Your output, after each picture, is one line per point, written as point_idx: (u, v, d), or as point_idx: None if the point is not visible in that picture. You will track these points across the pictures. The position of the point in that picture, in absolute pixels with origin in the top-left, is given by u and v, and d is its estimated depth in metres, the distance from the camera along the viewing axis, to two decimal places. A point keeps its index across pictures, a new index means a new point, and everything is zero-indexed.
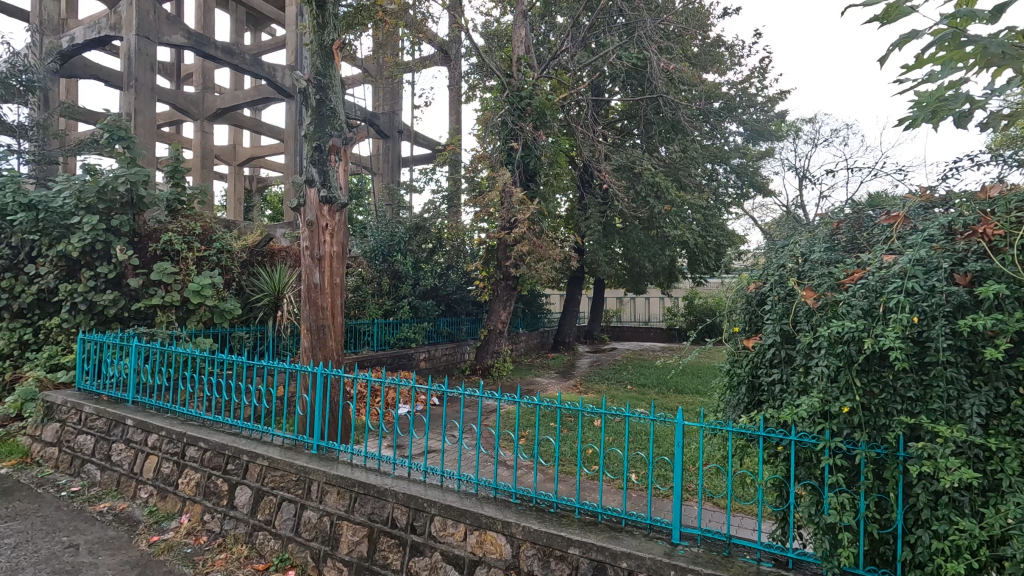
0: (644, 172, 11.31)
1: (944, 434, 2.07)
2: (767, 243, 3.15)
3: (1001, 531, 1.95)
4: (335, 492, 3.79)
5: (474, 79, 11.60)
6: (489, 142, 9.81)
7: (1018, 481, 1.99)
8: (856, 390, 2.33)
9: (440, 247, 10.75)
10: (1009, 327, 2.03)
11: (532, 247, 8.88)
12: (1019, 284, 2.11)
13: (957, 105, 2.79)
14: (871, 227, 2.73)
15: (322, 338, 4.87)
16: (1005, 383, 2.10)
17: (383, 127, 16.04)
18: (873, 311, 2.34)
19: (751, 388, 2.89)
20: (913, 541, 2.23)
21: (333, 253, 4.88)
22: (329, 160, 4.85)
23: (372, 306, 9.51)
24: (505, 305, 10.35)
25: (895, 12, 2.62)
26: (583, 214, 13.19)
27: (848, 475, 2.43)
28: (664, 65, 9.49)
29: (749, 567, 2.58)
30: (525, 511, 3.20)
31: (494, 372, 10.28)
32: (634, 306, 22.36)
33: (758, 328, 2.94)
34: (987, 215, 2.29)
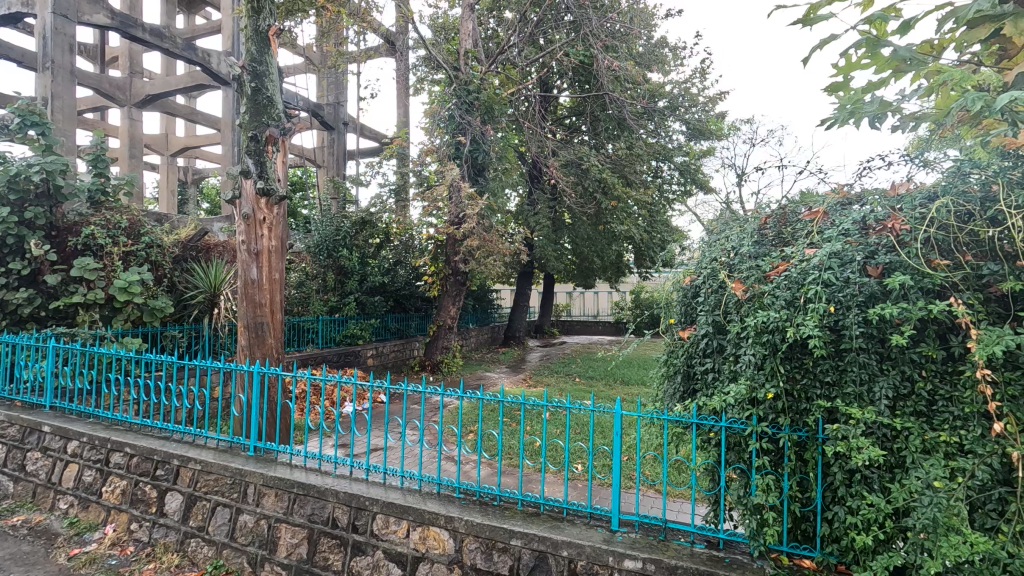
0: (591, 168, 11.46)
1: (856, 416, 2.21)
2: (703, 236, 3.25)
3: (903, 504, 2.10)
4: (272, 494, 3.66)
5: (422, 72, 11.40)
6: (436, 136, 9.66)
7: (919, 457, 2.14)
8: (780, 377, 2.45)
9: (387, 242, 10.54)
10: (913, 315, 2.18)
11: (481, 242, 8.85)
12: (922, 275, 2.28)
13: (873, 108, 2.98)
14: (795, 223, 2.87)
15: (260, 336, 4.68)
16: (910, 366, 2.26)
17: (328, 118, 15.42)
18: (795, 301, 2.46)
19: (686, 376, 2.99)
20: (831, 517, 2.39)
21: (272, 247, 4.70)
22: (266, 151, 4.66)
23: (317, 303, 9.30)
24: (454, 301, 10.30)
25: (815, 17, 2.73)
26: (532, 210, 13.29)
27: (773, 457, 2.56)
28: (610, 63, 9.57)
29: (683, 550, 2.68)
30: (468, 505, 3.20)
31: (444, 368, 10.23)
32: (583, 301, 22.60)
33: (694, 320, 3.04)
34: (895, 211, 2.46)
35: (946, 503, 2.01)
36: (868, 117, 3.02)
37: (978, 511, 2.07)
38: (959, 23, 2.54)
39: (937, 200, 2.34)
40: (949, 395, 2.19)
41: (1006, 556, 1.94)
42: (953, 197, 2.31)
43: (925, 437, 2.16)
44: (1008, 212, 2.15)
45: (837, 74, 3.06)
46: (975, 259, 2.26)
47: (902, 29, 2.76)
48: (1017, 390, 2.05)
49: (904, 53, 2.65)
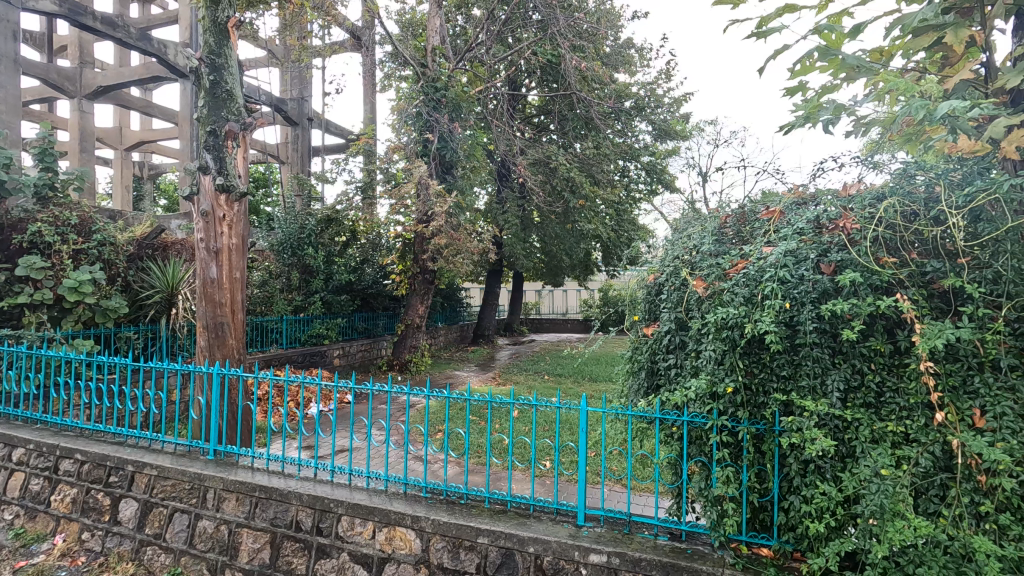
0: (559, 167, 11.54)
1: (810, 409, 2.30)
2: (666, 234, 3.31)
3: (853, 492, 2.19)
4: (233, 498, 3.57)
5: (389, 68, 11.25)
6: (404, 134, 9.56)
7: (868, 446, 2.23)
8: (739, 371, 2.53)
9: (354, 240, 10.38)
10: (862, 311, 2.27)
11: (449, 240, 8.81)
12: (871, 272, 2.37)
13: (827, 112, 3.07)
14: (753, 221, 2.95)
15: (220, 337, 4.55)
16: (860, 360, 2.36)
17: (291, 114, 14.91)
18: (753, 298, 2.53)
19: (650, 372, 3.05)
20: (787, 506, 2.48)
21: (232, 245, 4.57)
22: (225, 146, 4.52)
23: (281, 302, 9.11)
24: (423, 299, 10.22)
25: (767, 26, 2.79)
26: (501, 208, 13.31)
27: (733, 450, 2.63)
28: (577, 63, 9.61)
29: (646, 543, 2.74)
30: (435, 504, 3.18)
31: (413, 367, 10.15)
32: (552, 298, 22.72)
33: (657, 317, 3.10)
34: (846, 210, 2.55)
35: (892, 490, 2.10)
36: (823, 120, 3.11)
37: (922, 496, 2.17)
38: (905, 31, 2.65)
39: (885, 200, 2.44)
40: (895, 387, 2.29)
41: (948, 539, 2.04)
42: (900, 198, 2.41)
43: (873, 428, 2.26)
44: (950, 212, 2.25)
45: (793, 80, 3.15)
46: (920, 257, 2.37)
47: (852, 35, 2.86)
48: (957, 381, 2.16)
49: (854, 59, 2.74)
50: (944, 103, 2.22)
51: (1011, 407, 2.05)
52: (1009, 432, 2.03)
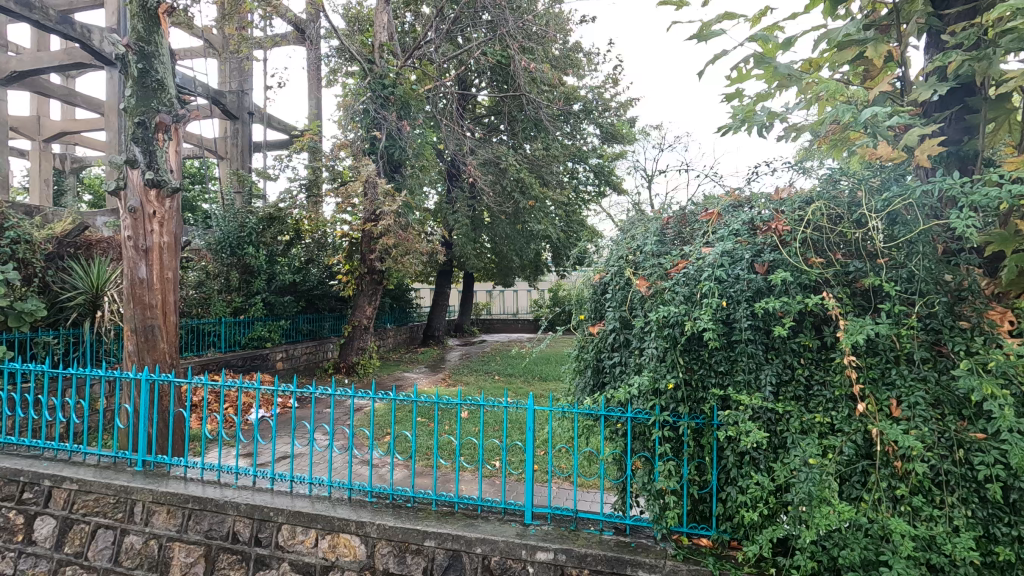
0: (509, 168, 11.60)
1: (745, 403, 2.40)
2: (611, 234, 3.37)
3: (784, 481, 2.30)
4: (163, 511, 3.38)
5: (334, 63, 10.94)
6: (350, 131, 9.33)
7: (797, 437, 2.35)
8: (680, 368, 2.60)
9: (298, 239, 10.06)
10: (792, 309, 2.39)
11: (398, 240, 8.67)
12: (801, 272, 2.50)
13: (762, 118, 3.21)
14: (693, 223, 3.04)
15: (150, 341, 4.29)
16: (790, 355, 2.48)
17: (230, 107, 14.22)
18: (693, 297, 2.61)
19: (596, 370, 3.10)
20: (725, 497, 2.58)
21: (163, 243, 4.33)
22: (156, 139, 4.27)
23: (219, 304, 8.70)
24: (371, 300, 10.01)
25: (708, 32, 2.90)
26: (451, 208, 13.24)
27: (674, 444, 2.71)
28: (526, 65, 9.67)
29: (592, 538, 2.78)
30: (381, 509, 3.12)
31: (360, 369, 9.94)
32: (503, 299, 22.72)
33: (603, 315, 3.15)
34: (778, 212, 2.67)
35: (819, 478, 2.21)
36: (758, 126, 3.25)
37: (846, 482, 2.29)
38: (830, 44, 2.82)
39: (813, 203, 2.57)
40: (823, 380, 2.42)
41: (868, 521, 2.16)
42: (826, 201, 2.55)
43: (803, 419, 2.38)
44: (870, 215, 2.40)
45: (731, 86, 3.29)
46: (844, 258, 2.52)
47: (784, 47, 3.01)
48: (877, 373, 2.31)
49: (785, 68, 2.88)
50: (865, 112, 2.36)
51: (923, 397, 2.19)
52: (921, 420, 2.17)
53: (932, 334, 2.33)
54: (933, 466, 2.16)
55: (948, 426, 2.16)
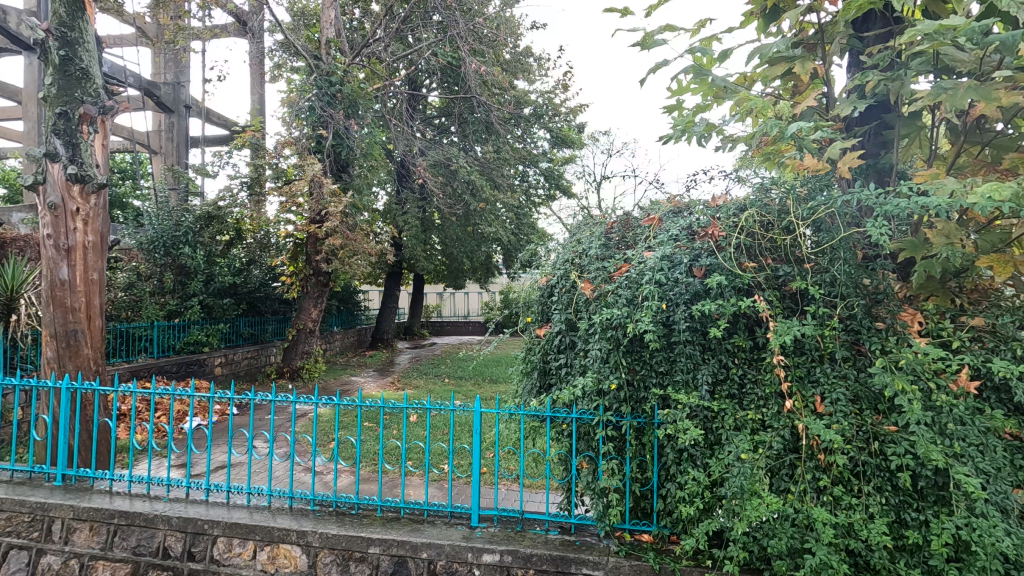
0: (459, 170, 11.58)
1: (682, 402, 2.50)
2: (558, 236, 3.41)
3: (719, 475, 2.41)
4: (86, 528, 3.17)
5: (278, 58, 10.59)
6: (295, 128, 9.06)
7: (731, 433, 2.47)
8: (622, 368, 2.68)
9: (238, 239, 9.66)
10: (727, 311, 2.50)
11: (345, 241, 8.47)
12: (735, 275, 2.61)
13: (700, 128, 3.34)
14: (636, 228, 3.13)
15: (72, 346, 4.01)
16: (725, 355, 2.60)
17: (165, 99, 13.51)
18: (634, 299, 2.69)
19: (542, 372, 3.14)
20: (665, 493, 2.67)
21: (88, 243, 4.05)
22: (80, 132, 4.01)
23: (151, 306, 8.25)
24: (316, 303, 9.73)
25: (650, 42, 2.99)
26: (400, 209, 13.08)
27: (617, 443, 2.78)
28: (477, 67, 9.64)
29: (537, 538, 2.81)
30: (324, 517, 3.04)
31: (305, 374, 9.64)
32: (453, 301, 22.54)
33: (549, 318, 3.20)
34: (715, 218, 2.77)
35: (750, 472, 2.32)
36: (697, 135, 3.38)
37: (776, 475, 2.41)
38: (763, 59, 2.98)
39: (746, 210, 2.70)
40: (755, 378, 2.55)
41: (794, 512, 2.28)
42: (759, 209, 2.68)
43: (736, 416, 2.49)
44: (797, 222, 2.55)
45: (672, 96, 3.40)
46: (774, 262, 2.66)
47: (720, 60, 3.14)
48: (803, 371, 2.45)
49: (721, 80, 3.01)
50: (793, 125, 2.50)
51: (843, 393, 2.35)
52: (841, 415, 2.32)
53: (852, 334, 2.49)
54: (853, 458, 2.30)
55: (865, 421, 2.32)
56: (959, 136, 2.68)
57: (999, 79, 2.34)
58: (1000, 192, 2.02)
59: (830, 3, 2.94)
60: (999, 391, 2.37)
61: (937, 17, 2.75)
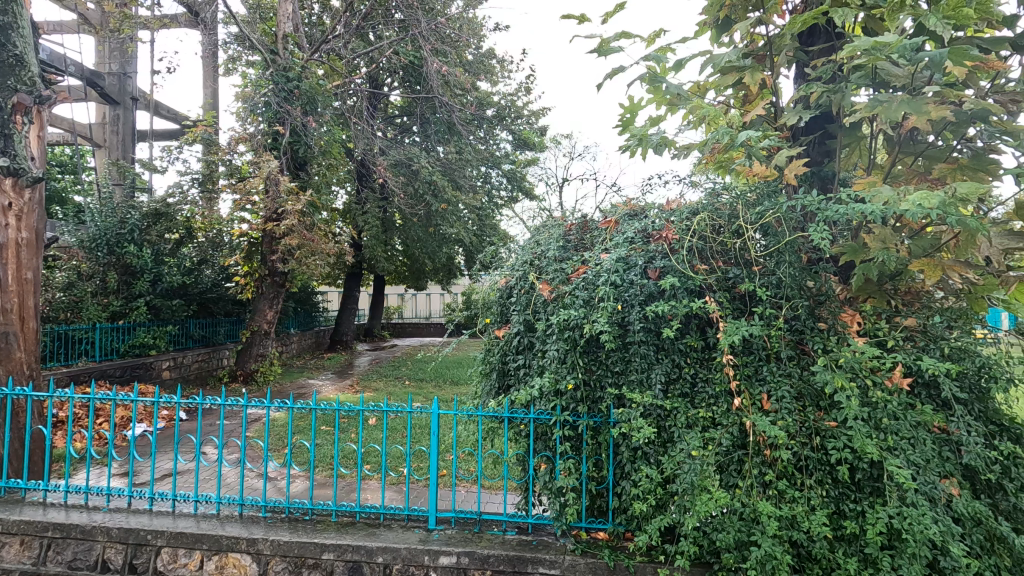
0: (421, 170, 11.48)
1: (636, 401, 2.55)
2: (518, 238, 3.43)
3: (671, 472, 2.48)
4: (17, 543, 3.00)
5: (233, 51, 10.26)
6: (250, 123, 8.78)
7: (683, 430, 2.54)
8: (579, 368, 2.73)
9: (189, 238, 9.29)
10: (679, 312, 2.57)
11: (302, 241, 8.27)
12: (688, 277, 2.69)
13: (655, 134, 3.42)
14: (594, 230, 3.17)
15: (3, 350, 3.76)
16: (678, 354, 2.68)
17: (110, 90, 12.88)
18: (591, 300, 2.75)
19: (501, 373, 3.15)
20: (620, 491, 2.71)
21: (21, 240, 3.82)
22: (14, 123, 3.76)
23: (93, 307, 7.84)
24: (272, 304, 9.45)
25: (608, 47, 3.04)
26: (360, 209, 12.89)
27: (574, 442, 2.82)
28: (440, 67, 9.57)
29: (495, 539, 2.82)
30: (275, 524, 2.95)
31: (259, 377, 9.35)
32: (415, 302, 22.31)
33: (508, 319, 3.21)
34: (669, 222, 2.85)
35: (701, 468, 2.38)
36: (653, 143, 3.45)
37: (725, 471, 2.48)
38: (715, 69, 3.06)
39: (698, 214, 2.78)
40: (706, 377, 2.63)
41: (742, 505, 2.34)
42: (710, 214, 2.76)
43: (688, 414, 2.57)
44: (746, 226, 2.64)
45: (627, 104, 3.47)
46: (724, 265, 2.75)
47: (675, 69, 3.21)
48: (751, 370, 2.55)
49: (677, 88, 3.09)
50: (742, 133, 2.58)
51: (789, 390, 2.44)
52: (787, 411, 2.42)
53: (796, 334, 2.61)
54: (796, 453, 2.40)
55: (807, 416, 2.42)
56: (894, 146, 2.82)
57: (931, 94, 2.46)
58: (930, 200, 2.14)
59: (778, 16, 3.05)
60: (929, 388, 2.53)
61: (875, 34, 2.89)
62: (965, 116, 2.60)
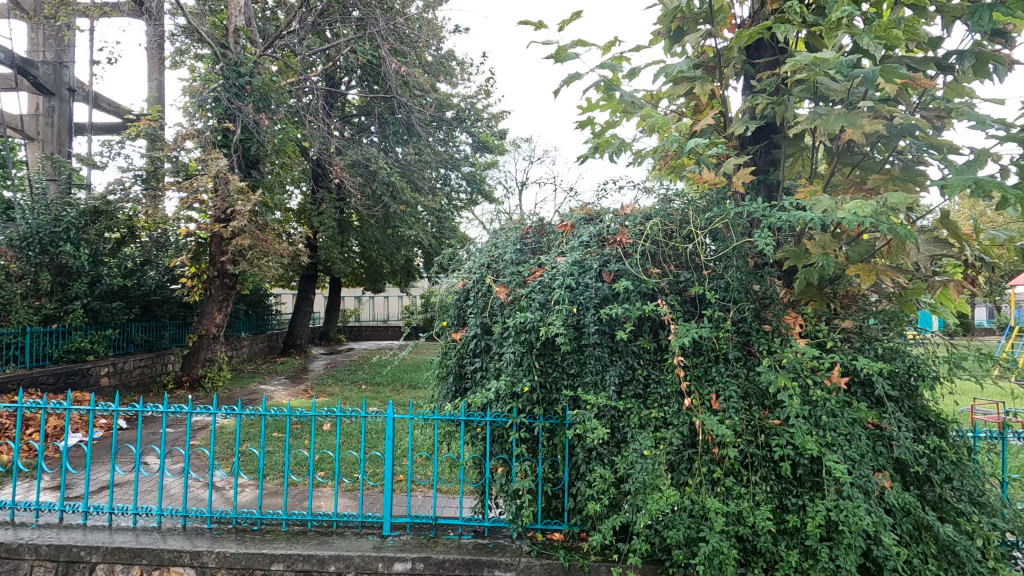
0: (379, 170, 11.31)
1: (591, 402, 2.60)
2: (475, 241, 3.43)
3: (624, 471, 2.53)
4: None
5: (180, 43, 9.84)
6: (198, 119, 8.44)
7: (636, 430, 2.59)
8: (535, 371, 2.76)
9: (131, 237, 8.84)
10: (632, 314, 2.63)
11: (253, 241, 8.01)
12: (641, 281, 2.75)
13: (611, 143, 3.48)
14: (550, 234, 3.21)
15: None
16: (631, 356, 2.74)
17: (44, 80, 12.12)
18: (547, 303, 2.77)
19: (457, 377, 3.14)
20: (575, 491, 2.75)
21: None
22: None
23: (23, 310, 7.35)
24: (221, 307, 9.11)
25: (564, 54, 3.08)
26: (316, 209, 12.58)
27: (530, 445, 2.84)
28: (398, 67, 9.45)
29: (450, 544, 2.80)
30: (221, 535, 2.84)
31: (207, 383, 8.97)
32: (372, 305, 21.88)
33: (465, 322, 3.20)
34: (623, 226, 2.90)
35: (652, 468, 2.43)
36: (609, 151, 3.52)
37: (676, 469, 2.55)
38: (668, 78, 3.14)
39: (651, 219, 2.85)
40: (658, 378, 2.70)
41: (692, 503, 2.41)
42: (662, 219, 2.83)
43: (641, 415, 2.63)
44: (696, 231, 2.72)
45: (584, 112, 3.52)
46: (676, 269, 2.83)
47: (630, 78, 3.29)
48: (700, 370, 2.63)
49: (631, 95, 3.15)
50: (692, 142, 2.66)
51: (735, 390, 2.54)
52: (734, 411, 2.51)
53: (743, 336, 2.72)
54: (743, 451, 2.49)
55: (753, 415, 2.52)
56: (833, 157, 2.98)
57: (864, 109, 2.60)
58: (863, 209, 2.26)
59: (726, 30, 3.17)
60: (864, 386, 2.66)
61: (815, 50, 3.04)
62: (895, 131, 2.77)
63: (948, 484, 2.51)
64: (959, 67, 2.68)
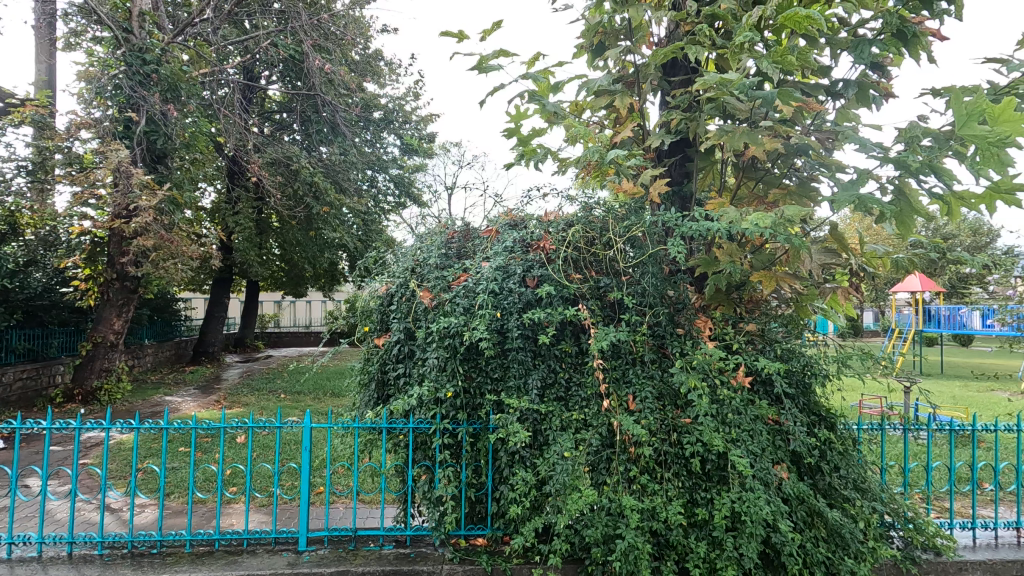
0: (301, 170, 10.88)
1: (513, 406, 2.63)
2: (399, 245, 3.38)
3: (546, 473, 2.57)
4: None
5: (75, 23, 8.98)
6: (95, 107, 7.73)
7: (558, 431, 2.65)
8: (458, 376, 2.76)
9: (12, 235, 7.93)
10: (554, 319, 2.69)
11: (159, 242, 7.43)
12: (564, 287, 2.82)
13: (537, 151, 3.54)
14: (475, 239, 3.21)
15: None
16: (552, 360, 2.80)
17: None
18: (471, 308, 2.78)
19: (380, 383, 3.07)
20: (498, 495, 2.76)
21: None
22: None
23: None
24: (121, 312, 8.37)
25: (487, 65, 3.10)
26: (231, 209, 11.87)
27: (454, 450, 2.83)
28: (322, 64, 9.12)
29: (370, 555, 2.73)
30: (114, 562, 2.61)
31: (103, 396, 8.20)
32: (293, 311, 20.90)
33: (388, 327, 3.15)
34: (547, 233, 2.95)
35: (572, 468, 2.49)
36: (535, 159, 3.58)
37: (595, 469, 2.62)
38: (589, 91, 3.24)
39: (573, 226, 2.92)
40: (579, 381, 2.77)
41: (609, 501, 2.50)
42: (583, 226, 2.92)
43: (562, 417, 2.69)
44: (615, 239, 2.83)
45: (511, 120, 3.56)
46: (597, 274, 2.93)
47: (553, 90, 3.37)
48: (619, 373, 2.74)
49: (554, 106, 3.23)
50: (611, 153, 2.76)
51: (651, 391, 2.65)
52: (649, 410, 2.62)
53: (658, 339, 2.85)
54: (657, 449, 2.60)
55: (666, 414, 2.64)
56: (739, 172, 3.18)
57: (765, 128, 2.82)
58: (763, 220, 2.44)
59: (645, 46, 3.32)
60: (765, 385, 2.87)
61: (724, 71, 3.25)
62: (792, 149, 3.01)
63: (836, 473, 2.75)
64: (846, 94, 2.96)
